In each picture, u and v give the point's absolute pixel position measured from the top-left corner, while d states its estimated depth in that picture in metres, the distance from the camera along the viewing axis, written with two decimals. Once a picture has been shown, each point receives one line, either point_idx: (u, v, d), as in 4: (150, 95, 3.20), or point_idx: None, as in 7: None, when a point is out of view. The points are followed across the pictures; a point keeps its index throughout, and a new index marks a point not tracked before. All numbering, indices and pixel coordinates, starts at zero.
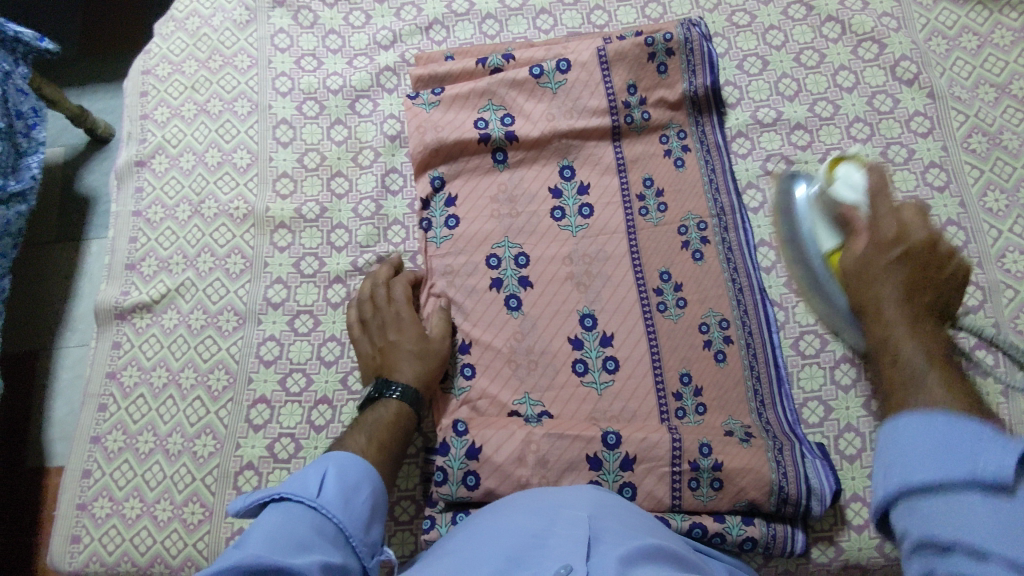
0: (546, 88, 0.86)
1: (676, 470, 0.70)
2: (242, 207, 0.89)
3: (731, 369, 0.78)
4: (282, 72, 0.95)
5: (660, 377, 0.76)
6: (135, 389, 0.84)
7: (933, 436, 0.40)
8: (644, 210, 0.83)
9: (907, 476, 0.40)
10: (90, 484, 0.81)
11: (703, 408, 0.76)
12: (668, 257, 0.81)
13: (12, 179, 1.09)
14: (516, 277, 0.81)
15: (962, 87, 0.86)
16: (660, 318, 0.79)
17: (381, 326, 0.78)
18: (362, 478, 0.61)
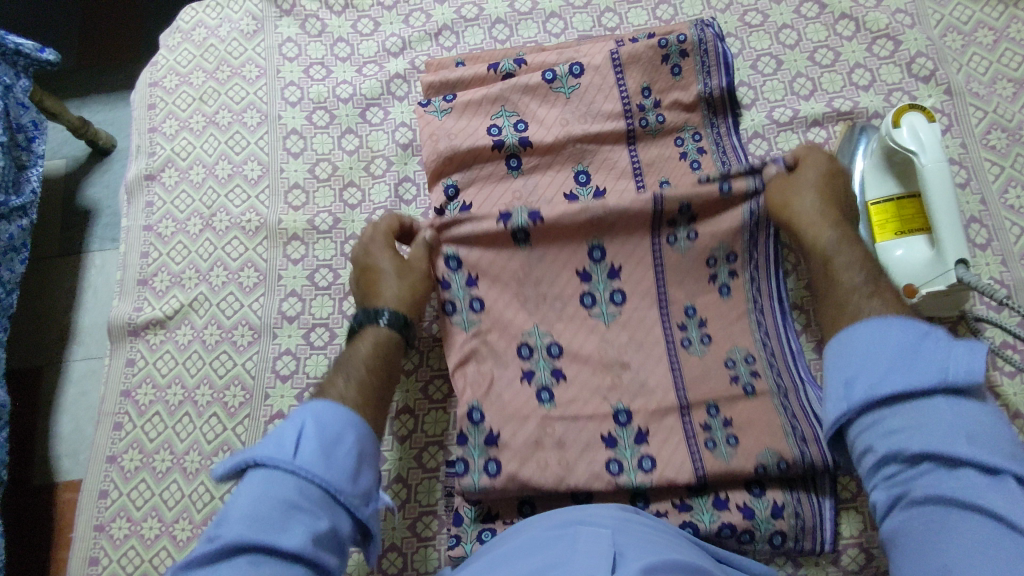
0: (559, 93, 0.84)
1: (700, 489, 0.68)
2: (254, 220, 0.88)
3: (764, 407, 0.72)
4: (291, 82, 0.94)
5: (684, 399, 0.72)
6: (151, 407, 0.83)
7: (887, 340, 0.51)
8: (673, 237, 0.76)
9: (877, 388, 0.49)
10: (108, 504, 0.80)
11: (735, 439, 0.71)
12: (693, 290, 0.77)
13: (12, 194, 1.07)
14: None
15: (979, 82, 0.85)
16: (684, 353, 0.74)
17: (363, 254, 0.77)
18: (343, 427, 0.56)
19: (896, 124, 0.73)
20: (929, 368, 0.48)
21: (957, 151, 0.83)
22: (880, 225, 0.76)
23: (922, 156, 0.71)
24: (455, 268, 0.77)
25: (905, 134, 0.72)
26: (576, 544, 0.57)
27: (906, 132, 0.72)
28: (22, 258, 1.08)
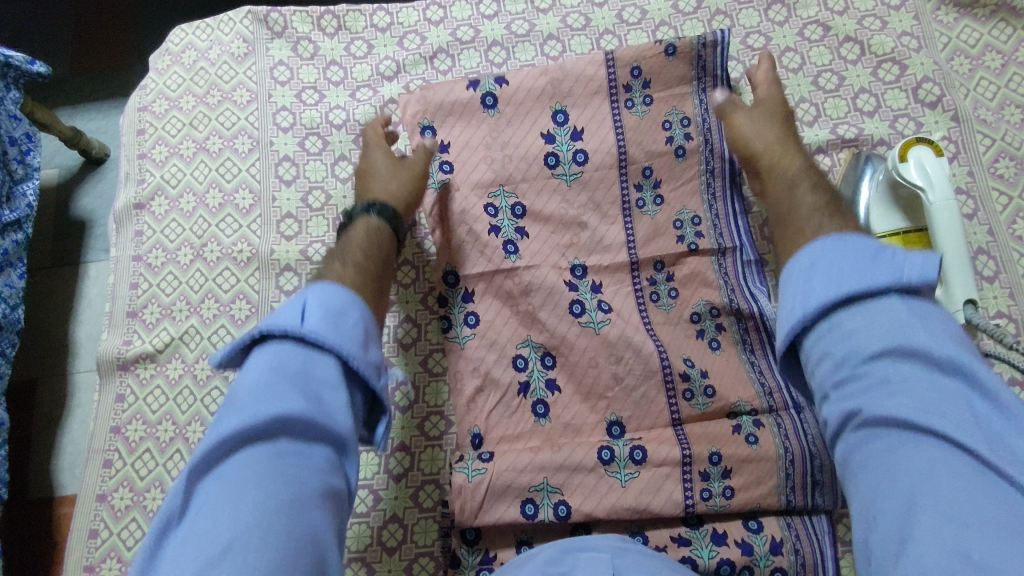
0: (557, 177, 0.83)
1: (687, 476, 0.69)
2: (246, 250, 0.86)
3: (727, 356, 0.77)
4: (283, 107, 0.92)
5: (687, 452, 0.70)
6: (141, 443, 0.81)
7: (840, 252, 0.53)
8: (641, 201, 0.84)
9: (835, 287, 0.51)
10: (98, 544, 0.78)
11: (730, 491, 0.69)
12: (663, 247, 0.82)
13: (6, 209, 1.05)
14: (543, 381, 0.76)
15: (987, 109, 0.83)
16: (655, 311, 0.80)
17: (361, 181, 0.80)
18: (348, 302, 0.56)
19: (903, 158, 0.71)
20: (885, 270, 0.50)
21: (964, 180, 0.81)
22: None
23: (928, 193, 0.69)
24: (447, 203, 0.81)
25: (913, 170, 0.70)
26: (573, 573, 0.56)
27: (913, 164, 0.70)
28: (20, 272, 1.06)
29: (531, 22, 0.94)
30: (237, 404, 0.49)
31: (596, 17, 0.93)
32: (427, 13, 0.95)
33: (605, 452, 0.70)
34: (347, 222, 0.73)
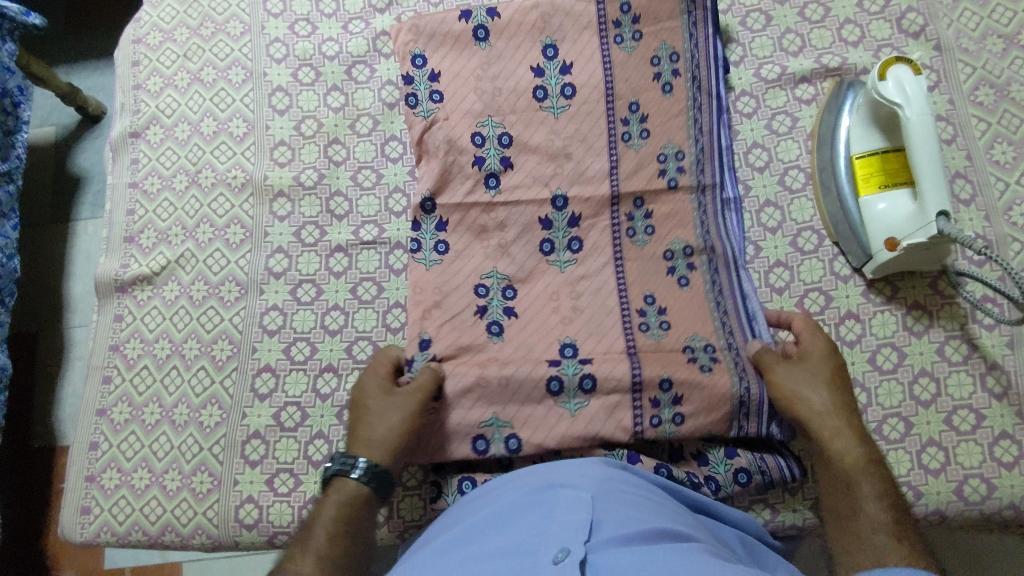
0: (547, 113, 0.83)
1: (637, 402, 0.72)
2: (240, 176, 0.88)
3: (695, 292, 0.78)
4: (276, 38, 0.93)
5: (638, 374, 0.72)
6: (139, 361, 0.83)
7: None
8: (627, 134, 0.82)
9: None
10: (98, 456, 0.81)
11: (681, 417, 0.71)
12: (642, 182, 0.81)
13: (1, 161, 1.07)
14: (502, 308, 0.78)
15: (969, 38, 0.85)
16: (629, 243, 0.79)
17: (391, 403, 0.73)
18: None
19: (882, 76, 0.73)
20: None
21: (944, 108, 0.83)
22: (861, 176, 0.77)
23: (906, 109, 0.71)
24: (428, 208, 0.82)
25: (890, 87, 0.72)
26: (553, 509, 0.58)
27: (891, 82, 0.72)
28: (12, 223, 1.09)
29: None
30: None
31: None
32: None
33: (554, 385, 0.73)
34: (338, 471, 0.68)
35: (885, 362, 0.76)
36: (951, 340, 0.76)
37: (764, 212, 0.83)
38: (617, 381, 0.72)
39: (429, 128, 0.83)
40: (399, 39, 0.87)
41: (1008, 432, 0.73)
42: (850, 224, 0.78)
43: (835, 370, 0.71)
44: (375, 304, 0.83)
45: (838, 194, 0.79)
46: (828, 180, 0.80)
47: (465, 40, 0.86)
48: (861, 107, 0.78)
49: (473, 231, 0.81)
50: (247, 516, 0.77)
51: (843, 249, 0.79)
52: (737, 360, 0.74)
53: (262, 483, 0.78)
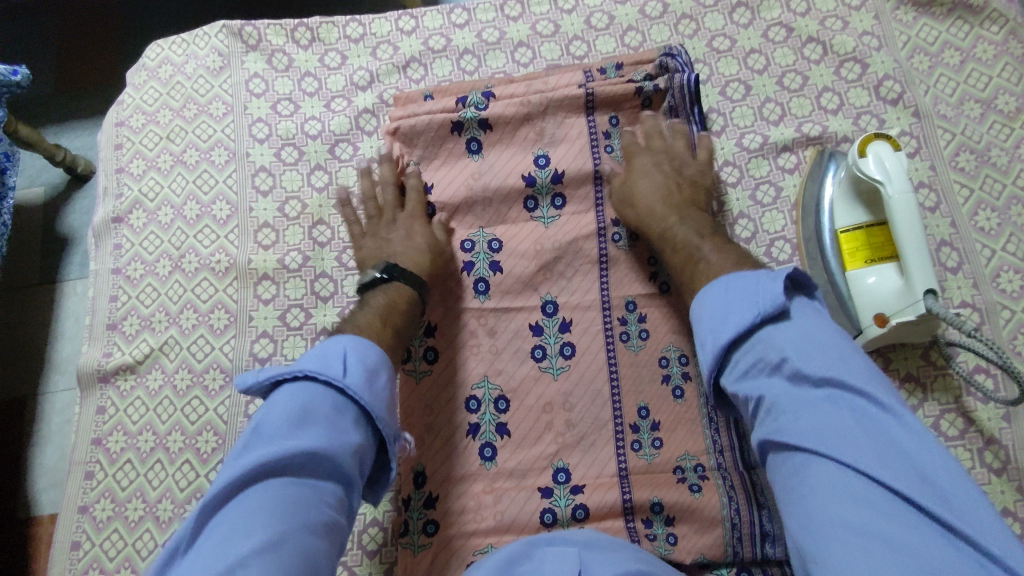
0: (539, 223, 0.85)
1: (630, 520, 0.73)
2: (223, 260, 0.87)
3: (689, 403, 0.78)
4: (259, 118, 0.93)
5: (628, 499, 0.74)
6: (123, 454, 0.82)
7: (732, 298, 0.59)
8: (618, 241, 0.84)
9: (721, 337, 0.58)
10: (80, 556, 0.79)
11: (675, 537, 0.72)
12: (634, 288, 0.82)
13: None
14: (494, 424, 0.78)
15: (947, 104, 0.85)
16: (622, 349, 0.80)
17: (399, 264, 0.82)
18: (381, 360, 0.62)
19: (862, 153, 0.73)
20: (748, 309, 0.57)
21: (926, 174, 0.83)
22: (847, 252, 0.76)
23: (888, 186, 0.71)
24: None
25: (874, 167, 0.72)
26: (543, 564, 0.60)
27: (873, 158, 0.72)
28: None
29: (501, 30, 0.95)
30: (247, 448, 0.53)
31: (565, 23, 0.94)
32: (399, 23, 0.96)
33: (546, 516, 0.74)
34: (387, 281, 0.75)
35: None
36: (947, 414, 0.75)
37: None
38: (607, 505, 0.74)
39: None
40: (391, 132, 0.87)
41: (1011, 509, 0.71)
42: (842, 301, 0.77)
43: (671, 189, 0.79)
44: None
45: (827, 274, 0.78)
46: (819, 255, 0.79)
47: (455, 139, 0.86)
48: (843, 177, 0.78)
49: (463, 337, 0.82)
50: None
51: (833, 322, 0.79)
52: (724, 477, 0.74)
53: None
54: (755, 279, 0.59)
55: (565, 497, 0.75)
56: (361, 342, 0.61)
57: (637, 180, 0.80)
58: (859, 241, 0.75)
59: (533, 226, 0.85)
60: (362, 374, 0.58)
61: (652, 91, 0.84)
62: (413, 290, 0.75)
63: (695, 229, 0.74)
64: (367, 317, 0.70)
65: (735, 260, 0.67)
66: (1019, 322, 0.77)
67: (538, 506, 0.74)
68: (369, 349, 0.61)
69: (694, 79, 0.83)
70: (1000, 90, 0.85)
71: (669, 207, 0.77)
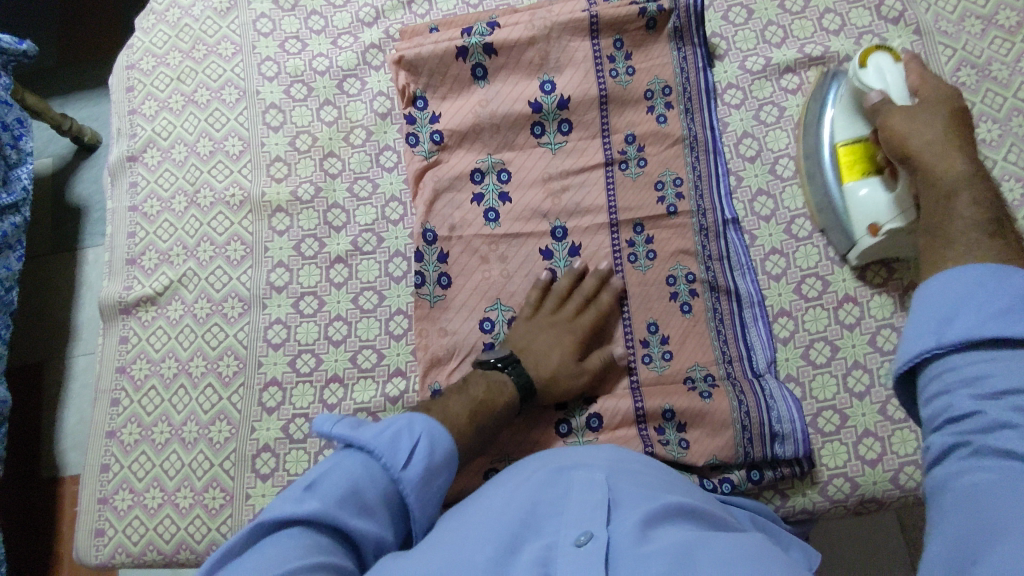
0: (546, 148, 0.86)
1: (643, 430, 0.75)
2: (237, 194, 0.89)
3: (697, 318, 0.79)
4: (267, 57, 0.94)
5: (639, 408, 0.76)
6: (147, 381, 0.84)
7: (998, 300, 0.46)
8: (624, 164, 0.85)
9: (943, 336, 0.47)
10: (110, 477, 0.81)
11: (686, 443, 0.74)
12: (642, 209, 0.83)
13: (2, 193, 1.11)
14: None
15: (948, 21, 0.86)
16: (630, 268, 0.81)
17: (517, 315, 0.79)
18: (447, 462, 0.60)
19: (862, 65, 0.74)
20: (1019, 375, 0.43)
21: None
22: (845, 165, 0.77)
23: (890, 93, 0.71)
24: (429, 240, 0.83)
25: (875, 76, 0.73)
26: (570, 492, 0.58)
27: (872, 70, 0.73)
28: (18, 255, 1.12)
29: None
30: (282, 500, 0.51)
31: None
32: None
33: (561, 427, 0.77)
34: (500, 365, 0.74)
35: (886, 343, 0.77)
36: None
37: (757, 200, 0.84)
38: (620, 416, 0.76)
39: (429, 168, 0.86)
40: (398, 64, 0.88)
41: None
42: (835, 213, 0.79)
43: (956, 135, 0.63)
44: (377, 312, 0.84)
45: (825, 187, 0.80)
46: (817, 172, 0.81)
47: (461, 66, 0.87)
48: (842, 95, 0.79)
49: (474, 260, 0.83)
50: None
51: (830, 239, 0.80)
52: (732, 385, 0.76)
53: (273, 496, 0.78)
54: (1005, 300, 0.46)
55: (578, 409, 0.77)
56: (436, 429, 0.61)
57: (927, 145, 0.63)
58: (861, 155, 0.76)
59: (541, 152, 0.86)
60: (419, 474, 0.57)
61: (656, 12, 0.86)
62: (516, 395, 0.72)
63: (975, 190, 0.59)
64: (458, 404, 0.68)
65: (977, 225, 0.56)
66: (1021, 228, 0.78)
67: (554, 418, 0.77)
68: (440, 450, 0.60)
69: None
70: (1001, 6, 0.86)
71: (966, 162, 0.61)
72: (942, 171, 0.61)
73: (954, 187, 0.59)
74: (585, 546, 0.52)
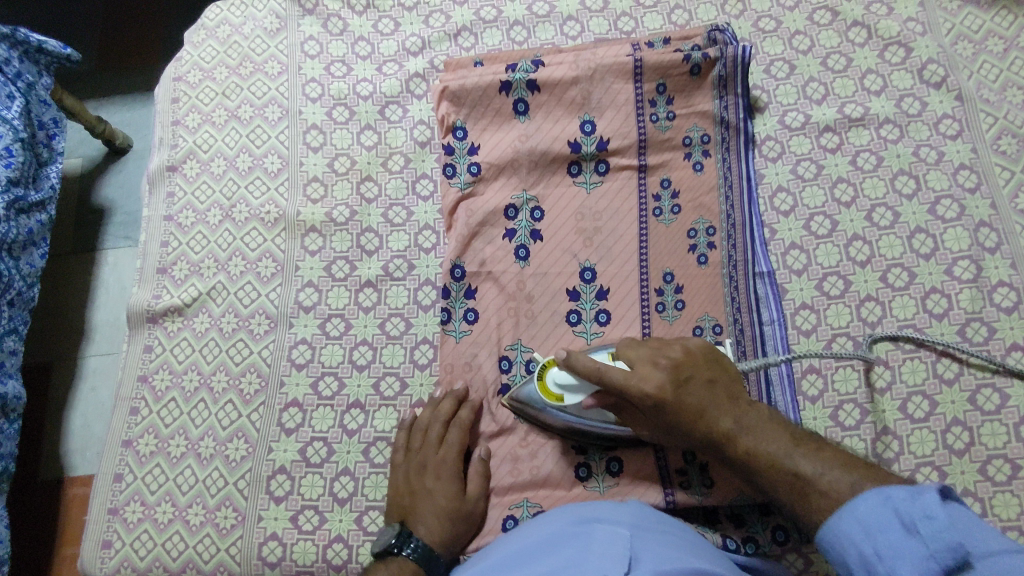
0: (580, 187, 0.87)
1: (665, 476, 0.74)
2: (273, 212, 0.90)
3: None
4: (312, 78, 0.96)
5: (661, 456, 0.74)
6: (167, 392, 0.84)
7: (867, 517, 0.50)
8: (658, 210, 0.85)
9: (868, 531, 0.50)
10: (123, 488, 0.81)
11: (710, 490, 0.72)
12: (673, 257, 0.83)
13: (33, 190, 1.10)
14: (529, 381, 0.79)
15: (990, 89, 0.87)
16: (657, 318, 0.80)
17: (421, 467, 0.75)
18: None
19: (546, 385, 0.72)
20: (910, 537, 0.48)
21: (968, 156, 0.84)
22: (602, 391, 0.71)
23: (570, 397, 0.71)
24: (458, 276, 0.84)
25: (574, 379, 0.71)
26: (590, 545, 0.57)
27: (554, 382, 0.71)
28: (42, 252, 1.12)
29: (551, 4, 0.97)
30: None
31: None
32: None
33: (582, 472, 0.75)
34: (396, 549, 0.69)
35: (917, 410, 0.75)
36: (983, 388, 0.75)
37: (790, 254, 0.84)
38: (642, 465, 0.75)
39: (464, 199, 0.86)
40: (441, 94, 0.90)
41: None
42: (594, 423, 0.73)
43: (678, 366, 0.65)
44: (403, 340, 0.84)
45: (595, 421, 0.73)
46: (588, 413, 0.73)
47: (503, 100, 0.88)
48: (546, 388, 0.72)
49: (501, 296, 0.83)
50: (270, 554, 0.76)
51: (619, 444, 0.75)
52: None
53: (286, 520, 0.77)
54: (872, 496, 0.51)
55: (599, 453, 0.76)
56: None
57: (687, 395, 0.64)
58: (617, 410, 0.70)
59: (577, 191, 0.86)
60: None
61: (701, 59, 0.86)
62: (421, 565, 0.69)
63: (705, 387, 0.64)
64: None
65: (834, 460, 0.57)
66: None
67: (574, 462, 0.76)
68: None
69: (742, 49, 0.85)
70: None
71: (693, 402, 0.63)
72: (720, 412, 0.63)
73: (715, 416, 0.63)
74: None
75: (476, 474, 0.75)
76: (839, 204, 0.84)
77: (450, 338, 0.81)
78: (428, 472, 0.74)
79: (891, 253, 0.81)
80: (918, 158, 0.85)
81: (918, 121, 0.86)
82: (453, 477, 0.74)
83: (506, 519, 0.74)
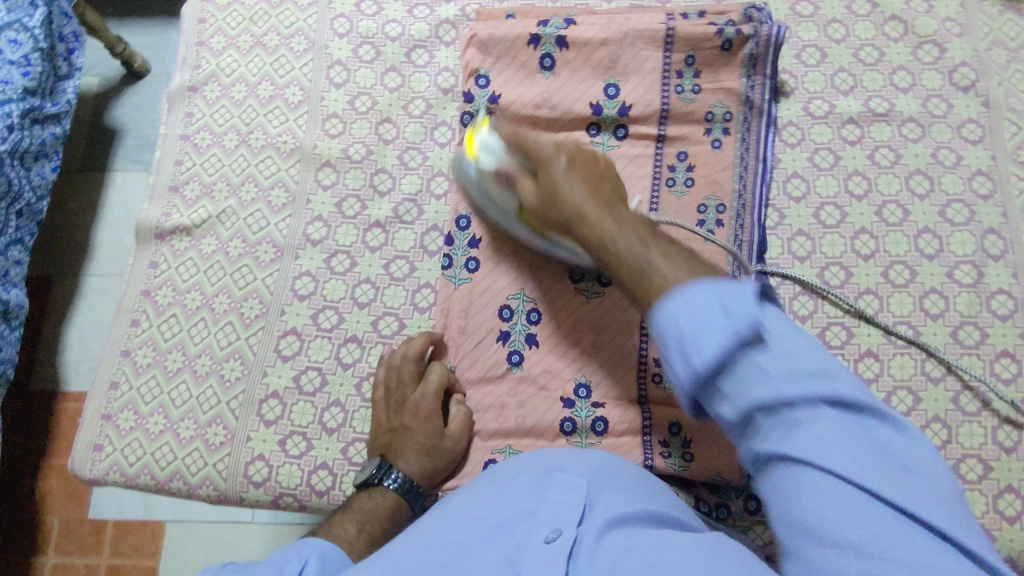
0: (597, 149, 0.87)
1: (648, 439, 0.75)
2: (289, 142, 0.90)
3: None
4: (341, 14, 0.95)
5: (648, 418, 0.76)
6: (168, 308, 0.85)
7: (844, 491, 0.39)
8: (671, 181, 0.85)
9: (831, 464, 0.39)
10: (117, 396, 0.82)
11: (690, 456, 0.74)
12: (681, 229, 0.83)
13: (49, 102, 1.09)
14: (524, 333, 0.80)
15: (1018, 99, 0.86)
16: None
17: (399, 403, 0.76)
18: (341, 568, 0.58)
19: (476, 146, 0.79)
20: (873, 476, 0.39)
21: (986, 163, 0.84)
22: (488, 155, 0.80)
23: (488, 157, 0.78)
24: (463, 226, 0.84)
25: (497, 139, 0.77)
26: (548, 494, 0.59)
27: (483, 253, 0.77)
28: (54, 165, 1.11)
29: None
30: None
31: None
32: None
33: (567, 425, 0.77)
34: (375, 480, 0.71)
35: (900, 404, 0.77)
36: (967, 390, 0.76)
37: (796, 240, 0.84)
38: (627, 423, 0.76)
39: None
40: (470, 41, 0.89)
41: (1014, 487, 0.73)
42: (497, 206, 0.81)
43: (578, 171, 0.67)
44: (405, 282, 0.84)
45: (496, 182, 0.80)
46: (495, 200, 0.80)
47: (531, 54, 0.88)
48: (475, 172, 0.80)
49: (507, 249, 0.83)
50: (255, 473, 0.77)
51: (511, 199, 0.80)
52: None
53: (274, 443, 0.79)
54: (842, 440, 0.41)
55: (586, 409, 0.77)
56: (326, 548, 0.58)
57: (563, 178, 0.67)
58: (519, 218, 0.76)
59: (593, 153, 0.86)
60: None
61: (734, 35, 0.85)
62: (401, 497, 0.71)
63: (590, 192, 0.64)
64: (343, 522, 0.67)
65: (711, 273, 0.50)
66: None
67: (560, 415, 0.77)
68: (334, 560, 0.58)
69: (777, 29, 0.85)
70: None
71: (591, 199, 0.64)
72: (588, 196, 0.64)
73: (582, 201, 0.64)
74: (552, 543, 0.54)
75: (456, 414, 0.76)
76: (851, 196, 0.85)
77: (450, 284, 0.82)
78: (406, 408, 0.75)
79: (896, 250, 0.82)
80: (936, 160, 0.85)
81: (942, 122, 0.86)
82: (432, 416, 0.75)
83: (486, 462, 0.76)
